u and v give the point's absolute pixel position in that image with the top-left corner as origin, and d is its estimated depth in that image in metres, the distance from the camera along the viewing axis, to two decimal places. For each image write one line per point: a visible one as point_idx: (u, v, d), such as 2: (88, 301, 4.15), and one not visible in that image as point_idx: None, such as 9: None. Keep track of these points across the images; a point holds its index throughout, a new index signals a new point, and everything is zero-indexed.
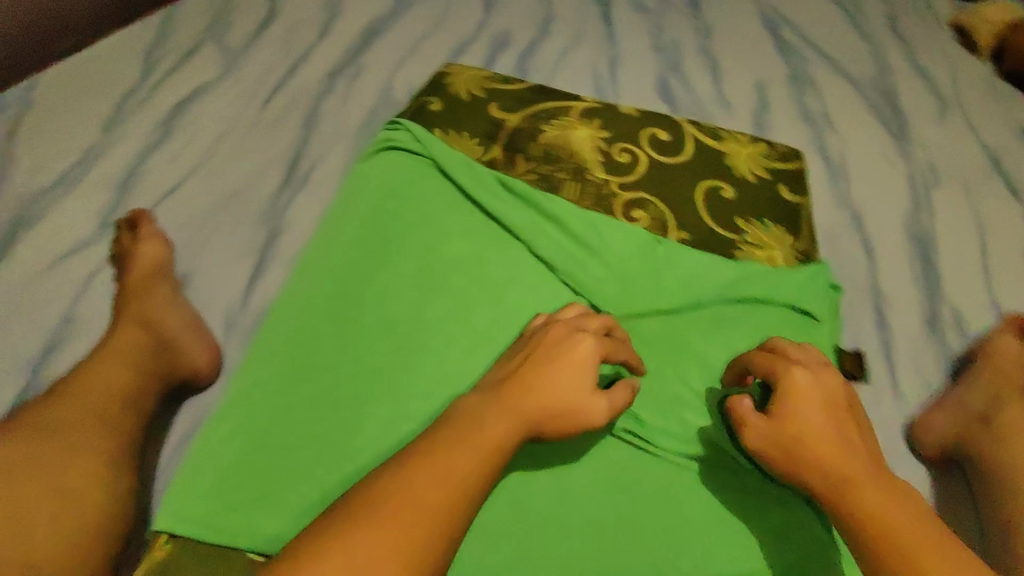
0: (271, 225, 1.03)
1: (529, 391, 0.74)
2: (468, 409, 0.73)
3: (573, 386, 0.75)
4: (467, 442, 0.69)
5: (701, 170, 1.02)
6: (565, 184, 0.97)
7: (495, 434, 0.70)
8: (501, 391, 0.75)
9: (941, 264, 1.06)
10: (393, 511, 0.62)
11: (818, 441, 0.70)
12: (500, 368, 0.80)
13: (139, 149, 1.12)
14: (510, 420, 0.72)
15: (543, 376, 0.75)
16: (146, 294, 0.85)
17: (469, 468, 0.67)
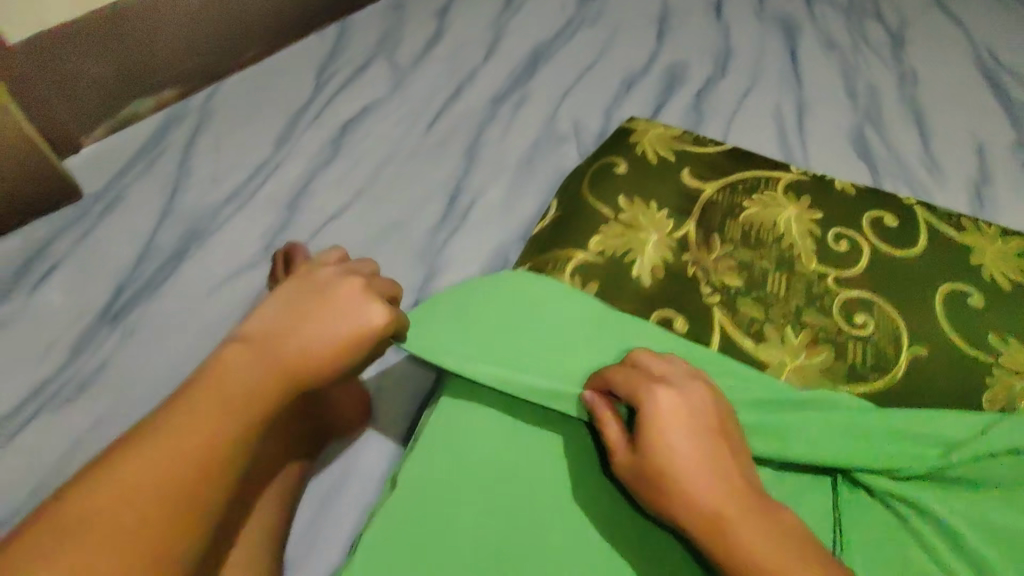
0: (428, 265, 0.92)
1: (274, 348, 0.57)
2: (241, 352, 0.56)
3: (341, 348, 0.58)
4: (247, 372, 0.55)
5: (940, 267, 0.70)
6: (771, 277, 0.68)
7: (248, 382, 0.54)
8: (267, 343, 0.57)
9: None
10: (167, 442, 0.50)
11: (689, 473, 0.51)
12: (284, 306, 0.61)
13: (307, 167, 1.04)
14: (269, 379, 0.55)
15: (302, 337, 0.58)
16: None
17: (257, 381, 0.55)
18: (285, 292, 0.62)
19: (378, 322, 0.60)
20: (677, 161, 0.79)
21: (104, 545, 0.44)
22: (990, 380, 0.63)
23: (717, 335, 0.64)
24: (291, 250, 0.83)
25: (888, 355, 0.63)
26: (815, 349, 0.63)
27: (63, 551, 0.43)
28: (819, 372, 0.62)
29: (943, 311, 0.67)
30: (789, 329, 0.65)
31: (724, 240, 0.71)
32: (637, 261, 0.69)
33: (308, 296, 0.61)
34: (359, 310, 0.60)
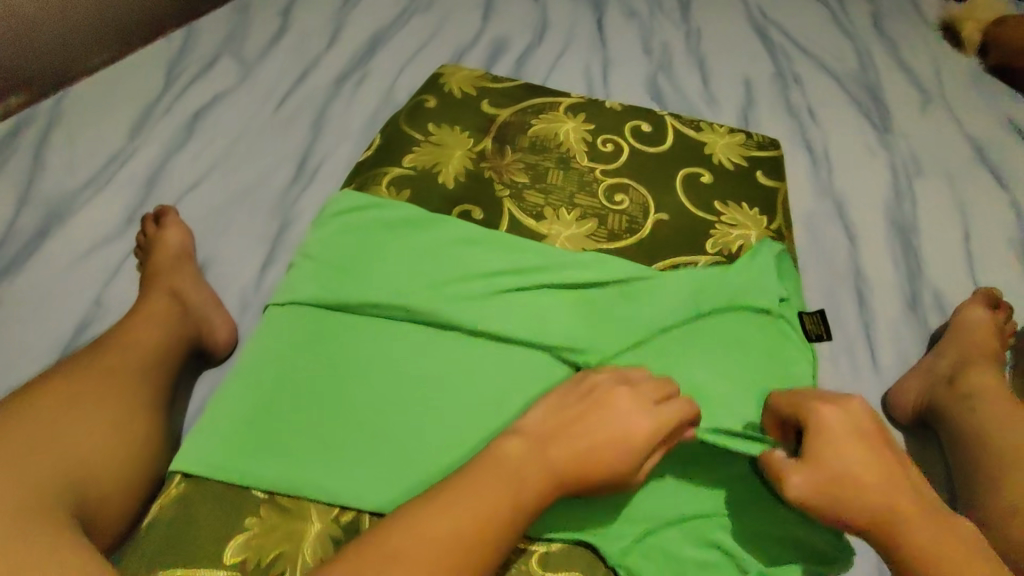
0: (282, 216, 1.03)
1: (556, 443, 0.62)
2: (527, 446, 0.62)
3: (624, 449, 0.62)
4: (520, 464, 0.60)
5: (682, 158, 0.91)
6: (552, 172, 0.86)
7: (530, 479, 0.59)
8: (551, 441, 0.62)
9: (921, 249, 1.10)
10: (444, 507, 0.56)
11: (863, 482, 0.61)
12: (564, 408, 0.65)
13: (164, 149, 1.13)
14: (552, 466, 0.60)
15: (580, 431, 0.63)
16: (175, 271, 0.85)
17: (534, 482, 0.59)
18: (555, 395, 0.66)
19: (648, 427, 0.63)
20: (479, 94, 0.95)
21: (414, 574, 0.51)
22: (713, 232, 0.82)
23: (507, 218, 0.80)
24: (161, 211, 0.92)
25: (638, 220, 0.82)
26: (583, 220, 0.81)
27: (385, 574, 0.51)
28: (586, 235, 0.80)
29: (681, 187, 0.87)
30: (564, 208, 0.82)
31: (516, 150, 0.88)
32: (443, 170, 0.84)
33: (574, 406, 0.65)
34: (631, 419, 0.64)
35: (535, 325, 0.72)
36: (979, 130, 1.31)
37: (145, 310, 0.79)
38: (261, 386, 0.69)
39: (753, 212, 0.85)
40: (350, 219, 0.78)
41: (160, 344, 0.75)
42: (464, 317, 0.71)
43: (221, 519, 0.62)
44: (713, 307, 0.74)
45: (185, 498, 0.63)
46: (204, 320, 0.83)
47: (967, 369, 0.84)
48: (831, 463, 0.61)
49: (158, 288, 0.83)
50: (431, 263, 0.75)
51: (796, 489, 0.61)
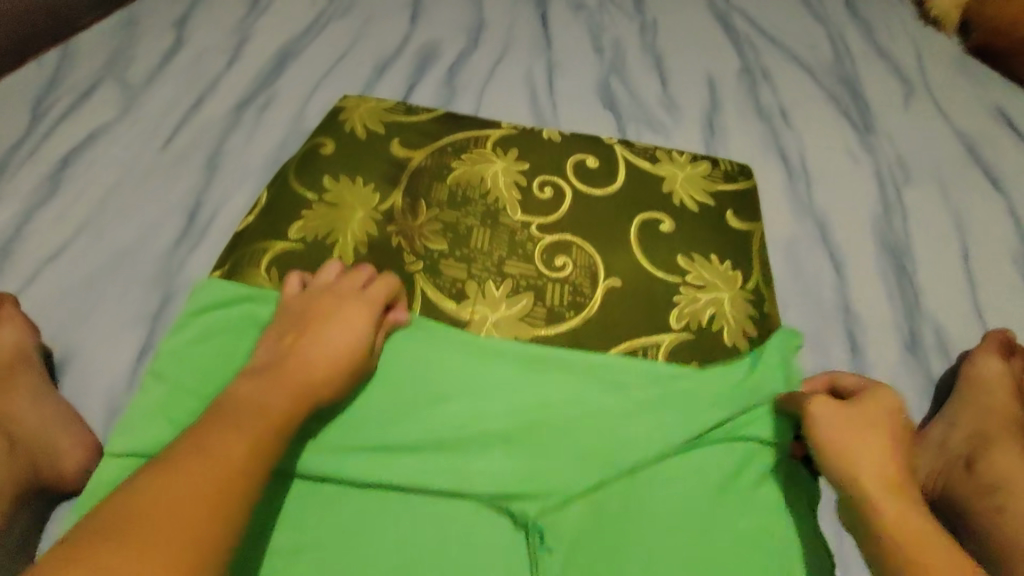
0: (164, 288, 0.87)
1: (284, 370, 0.55)
2: (257, 378, 0.53)
3: (350, 356, 0.57)
4: (254, 402, 0.51)
5: (637, 200, 0.75)
6: (475, 232, 0.70)
7: (275, 404, 0.51)
8: (271, 370, 0.54)
9: (916, 273, 0.96)
10: (176, 472, 0.44)
11: (888, 448, 0.55)
12: (278, 339, 0.58)
13: (23, 207, 0.95)
14: (286, 396, 0.52)
15: (304, 349, 0.56)
16: (8, 384, 0.71)
17: (278, 409, 0.51)
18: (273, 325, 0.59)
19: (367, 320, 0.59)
20: (388, 132, 0.78)
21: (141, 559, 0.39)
22: (678, 298, 0.67)
23: (420, 301, 0.64)
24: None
25: (586, 290, 0.66)
26: (516, 297, 0.65)
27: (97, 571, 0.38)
28: (518, 317, 0.64)
29: (637, 240, 0.71)
30: (490, 282, 0.66)
31: (431, 204, 0.71)
32: (338, 240, 0.68)
33: (285, 337, 0.58)
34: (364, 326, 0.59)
35: (462, 459, 0.57)
36: (969, 122, 1.16)
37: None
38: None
39: (725, 267, 0.70)
40: (219, 317, 0.63)
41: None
42: (368, 466, 0.56)
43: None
44: (683, 416, 0.59)
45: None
46: (46, 446, 0.68)
47: (987, 447, 0.72)
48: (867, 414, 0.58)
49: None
50: None
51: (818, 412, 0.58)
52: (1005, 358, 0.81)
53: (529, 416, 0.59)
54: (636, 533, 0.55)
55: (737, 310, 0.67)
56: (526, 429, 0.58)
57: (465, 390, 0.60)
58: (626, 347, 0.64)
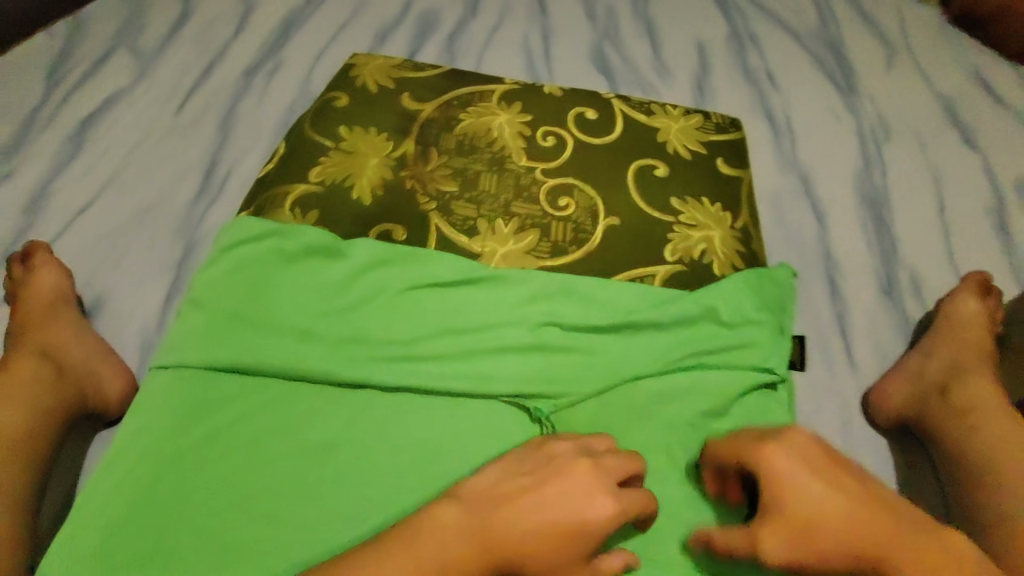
0: (187, 240, 0.93)
1: (490, 528, 0.49)
2: (456, 512, 0.50)
3: (561, 545, 0.48)
4: (438, 544, 0.48)
5: (633, 148, 0.80)
6: (483, 176, 0.75)
7: (453, 549, 0.48)
8: (480, 504, 0.51)
9: (894, 223, 1.02)
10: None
11: (821, 518, 0.51)
12: (514, 477, 0.53)
13: (46, 167, 0.99)
14: (472, 541, 0.48)
15: (531, 500, 0.50)
16: (47, 325, 0.76)
17: (455, 550, 0.48)
18: (511, 455, 0.55)
19: (605, 516, 0.50)
20: (398, 87, 0.83)
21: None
22: (672, 236, 0.72)
23: (434, 237, 0.69)
24: (30, 250, 0.83)
25: (586, 228, 0.72)
26: (522, 233, 0.70)
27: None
28: (525, 251, 0.69)
29: (632, 184, 0.76)
30: (499, 220, 0.71)
31: (441, 152, 0.76)
32: (356, 183, 0.72)
33: (529, 470, 0.53)
34: (591, 505, 0.50)
35: (478, 370, 0.60)
36: (947, 84, 1.22)
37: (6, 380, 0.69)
38: (137, 480, 0.54)
39: (715, 208, 0.76)
40: (241, 252, 0.65)
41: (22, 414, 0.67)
42: (388, 374, 0.58)
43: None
44: (678, 336, 0.65)
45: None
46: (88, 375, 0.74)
47: (961, 377, 0.79)
48: (778, 500, 0.52)
49: (23, 350, 0.73)
50: (345, 303, 0.62)
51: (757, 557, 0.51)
52: (982, 298, 0.86)
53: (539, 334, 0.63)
54: (642, 433, 0.60)
55: (725, 246, 0.72)
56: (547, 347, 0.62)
57: (479, 310, 0.63)
58: (627, 277, 0.69)
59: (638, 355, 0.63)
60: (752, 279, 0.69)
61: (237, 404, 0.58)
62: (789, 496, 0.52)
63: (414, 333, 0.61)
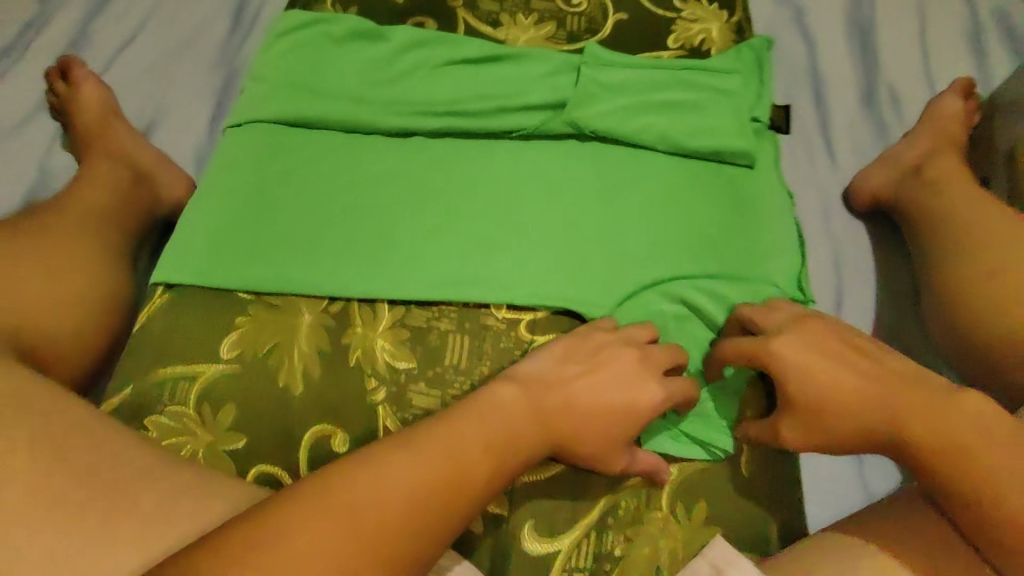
0: (226, 70, 1.00)
1: (538, 413, 0.55)
2: (512, 394, 0.55)
3: (591, 427, 0.55)
4: (486, 426, 0.53)
5: None
6: None
7: (514, 439, 0.53)
8: (520, 398, 0.55)
9: (878, 46, 1.10)
10: (415, 464, 0.50)
11: (838, 398, 0.54)
12: (565, 362, 0.57)
13: (80, 8, 1.01)
14: (524, 420, 0.54)
15: (559, 393, 0.56)
16: (100, 134, 0.79)
17: (510, 440, 0.53)
18: (547, 345, 0.59)
19: (657, 401, 0.57)
20: None
21: (344, 535, 0.45)
22: (674, 28, 0.81)
23: (463, 27, 0.77)
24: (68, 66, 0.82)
25: (597, 21, 0.80)
26: (542, 24, 0.78)
27: (303, 537, 0.44)
28: (545, 39, 0.78)
29: None
30: (519, 14, 0.78)
31: None
32: None
33: (561, 352, 0.58)
34: (621, 395, 0.56)
35: (517, 121, 0.69)
36: None
37: (89, 176, 0.74)
38: (229, 202, 0.64)
39: (710, 9, 0.82)
40: (294, 35, 0.72)
41: (112, 198, 0.72)
42: (435, 124, 0.68)
43: (214, 316, 0.59)
44: (685, 92, 0.72)
45: (176, 300, 0.60)
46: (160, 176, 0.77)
47: (935, 157, 0.88)
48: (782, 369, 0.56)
49: (93, 155, 0.77)
50: (390, 76, 0.71)
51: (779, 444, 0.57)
52: (963, 100, 0.93)
53: (562, 90, 0.70)
54: (653, 166, 0.69)
55: (724, 40, 0.80)
56: (576, 101, 0.69)
57: (513, 76, 0.71)
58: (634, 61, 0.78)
59: (648, 103, 0.71)
60: (747, 47, 0.75)
61: (305, 148, 0.67)
62: (800, 381, 0.56)
63: (454, 95, 0.69)
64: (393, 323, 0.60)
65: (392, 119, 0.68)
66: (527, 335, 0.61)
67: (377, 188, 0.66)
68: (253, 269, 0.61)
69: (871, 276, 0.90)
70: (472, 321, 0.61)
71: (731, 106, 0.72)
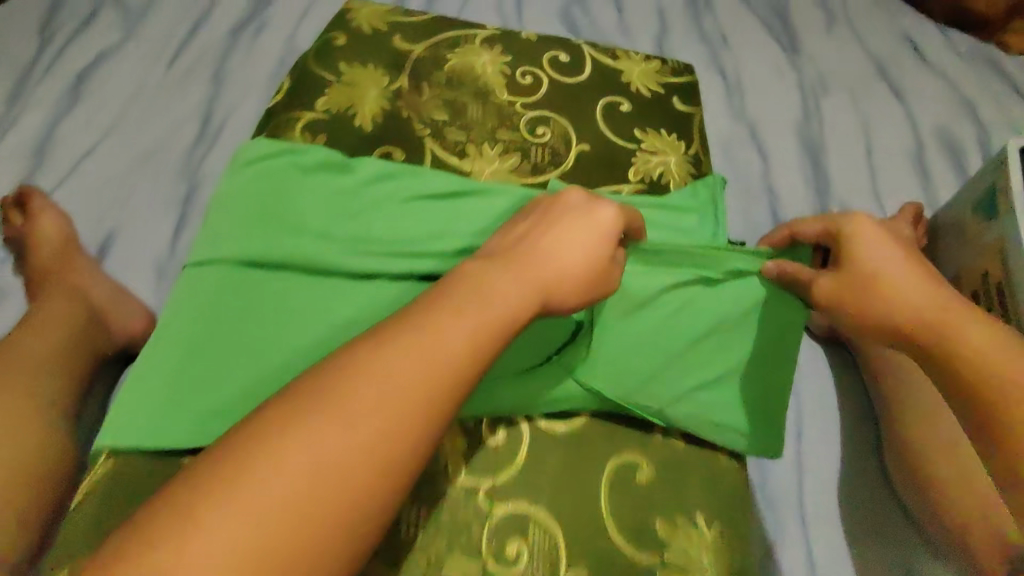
0: (190, 180, 0.99)
1: (513, 258, 0.59)
2: (483, 264, 0.58)
3: (582, 268, 0.60)
4: (483, 312, 0.53)
5: (602, 88, 0.90)
6: (471, 108, 0.84)
7: (501, 300, 0.55)
8: (498, 252, 0.60)
9: (827, 166, 1.17)
10: (400, 347, 0.49)
11: (906, 306, 0.63)
12: (518, 224, 0.63)
13: (48, 116, 1.02)
14: (522, 287, 0.56)
15: (530, 252, 0.59)
16: (62, 268, 0.79)
17: (503, 311, 0.54)
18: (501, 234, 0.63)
19: None
20: (390, 29, 0.90)
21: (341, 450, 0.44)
22: (634, 159, 0.84)
23: (429, 158, 0.79)
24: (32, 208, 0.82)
25: (561, 153, 0.82)
26: (506, 156, 0.81)
27: (303, 455, 0.43)
28: (510, 170, 0.80)
29: (602, 117, 0.87)
30: (485, 144, 0.81)
31: (434, 88, 0.85)
32: (359, 112, 0.80)
33: (533, 218, 0.64)
34: (587, 252, 0.60)
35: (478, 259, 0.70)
36: (879, 45, 1.36)
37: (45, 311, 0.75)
38: (186, 338, 0.64)
39: (670, 137, 0.87)
40: (258, 164, 0.73)
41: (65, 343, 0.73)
42: (398, 262, 0.68)
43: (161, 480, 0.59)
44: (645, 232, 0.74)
45: (121, 468, 0.59)
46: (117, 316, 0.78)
47: None
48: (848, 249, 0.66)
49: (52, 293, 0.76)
50: (360, 208, 0.71)
51: (821, 292, 0.66)
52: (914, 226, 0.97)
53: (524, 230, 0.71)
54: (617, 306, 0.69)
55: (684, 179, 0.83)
56: None
57: (476, 210, 0.72)
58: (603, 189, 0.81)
59: None
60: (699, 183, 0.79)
61: (268, 281, 0.67)
62: (871, 267, 0.65)
63: (417, 231, 0.70)
64: None
65: (355, 258, 0.67)
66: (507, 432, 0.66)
67: (335, 326, 0.64)
68: (207, 420, 0.61)
69: (831, 403, 0.87)
70: None
71: (695, 246, 0.71)
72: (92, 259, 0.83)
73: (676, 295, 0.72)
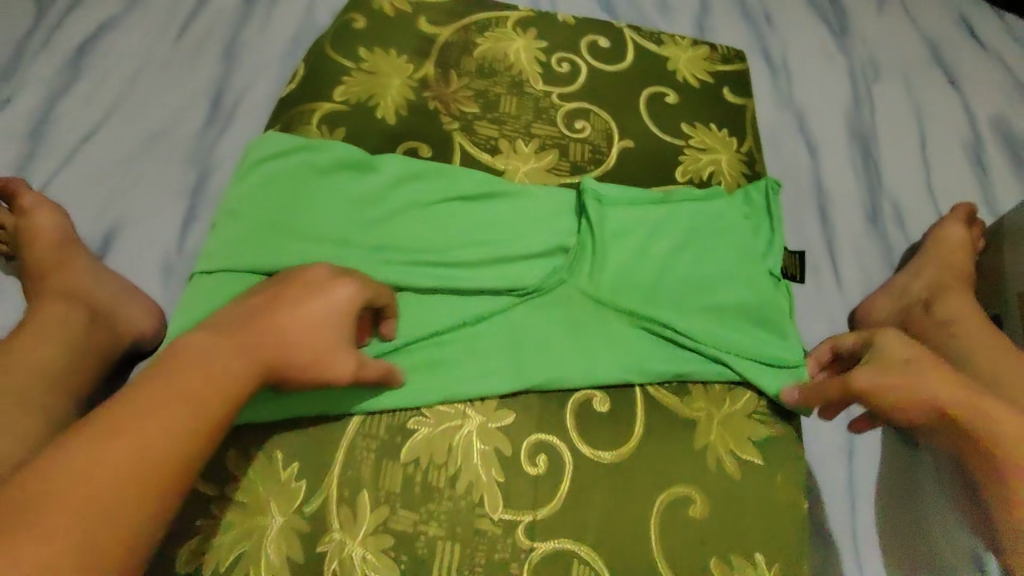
0: (200, 166, 0.91)
1: (249, 336, 0.52)
2: (212, 337, 0.51)
3: (325, 342, 0.54)
4: (207, 389, 0.48)
5: (646, 78, 0.83)
6: (504, 100, 0.77)
7: (230, 379, 0.49)
8: (239, 325, 0.52)
9: (880, 158, 1.08)
10: (115, 438, 0.43)
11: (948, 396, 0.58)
12: (251, 296, 0.55)
13: (48, 93, 0.93)
14: (242, 364, 0.50)
15: (273, 324, 0.53)
16: (62, 268, 0.71)
17: (227, 392, 0.48)
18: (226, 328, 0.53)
19: None
20: (415, 11, 0.83)
21: (140, 463, 0.43)
22: (683, 158, 0.77)
23: (460, 155, 0.72)
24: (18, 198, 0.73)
25: (602, 149, 0.76)
26: (543, 153, 0.74)
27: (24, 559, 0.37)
28: (546, 170, 0.73)
29: (646, 111, 0.80)
30: (520, 140, 0.74)
31: (464, 78, 0.78)
32: (381, 103, 0.74)
33: (275, 290, 0.56)
34: (318, 333, 0.54)
35: (523, 270, 0.65)
36: (934, 26, 1.24)
37: (37, 316, 0.66)
38: None
39: (722, 134, 0.80)
40: (269, 166, 0.66)
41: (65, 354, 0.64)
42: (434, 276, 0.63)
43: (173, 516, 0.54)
44: (696, 243, 0.69)
45: None
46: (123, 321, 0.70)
47: (943, 294, 0.80)
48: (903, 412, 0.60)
49: (48, 295, 0.68)
50: (381, 215, 0.66)
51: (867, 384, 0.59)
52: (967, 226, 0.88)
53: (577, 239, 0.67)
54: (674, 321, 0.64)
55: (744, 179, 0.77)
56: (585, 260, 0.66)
57: (516, 216, 0.68)
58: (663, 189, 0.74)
59: (653, 252, 0.68)
60: (765, 186, 0.74)
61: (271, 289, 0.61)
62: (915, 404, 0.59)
63: (452, 241, 0.65)
64: (375, 527, 0.54)
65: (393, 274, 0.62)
66: (568, 451, 0.59)
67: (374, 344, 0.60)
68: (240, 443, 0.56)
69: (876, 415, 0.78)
70: (464, 526, 0.55)
71: (743, 257, 0.70)
72: (93, 257, 0.75)
73: (729, 311, 0.67)
